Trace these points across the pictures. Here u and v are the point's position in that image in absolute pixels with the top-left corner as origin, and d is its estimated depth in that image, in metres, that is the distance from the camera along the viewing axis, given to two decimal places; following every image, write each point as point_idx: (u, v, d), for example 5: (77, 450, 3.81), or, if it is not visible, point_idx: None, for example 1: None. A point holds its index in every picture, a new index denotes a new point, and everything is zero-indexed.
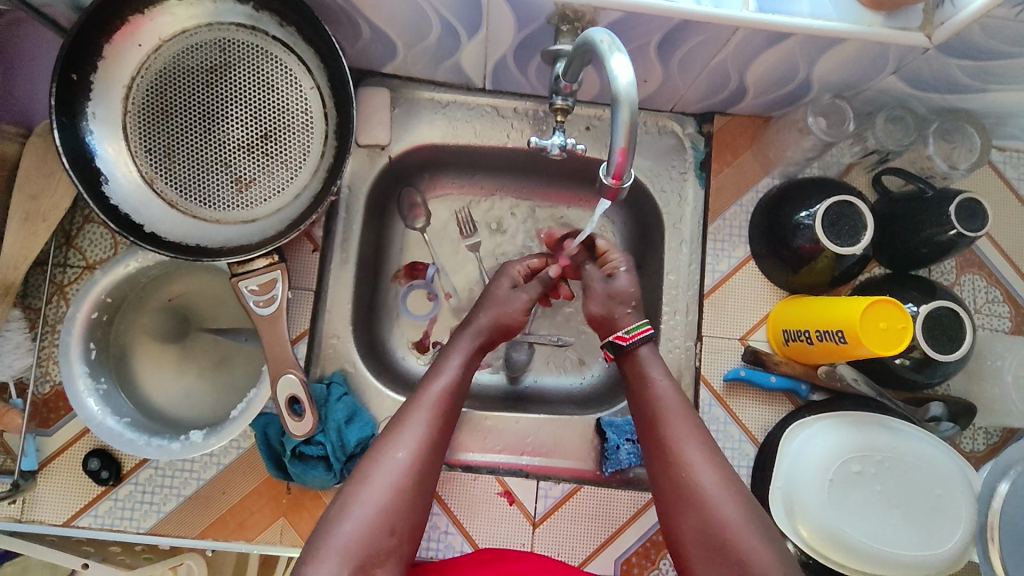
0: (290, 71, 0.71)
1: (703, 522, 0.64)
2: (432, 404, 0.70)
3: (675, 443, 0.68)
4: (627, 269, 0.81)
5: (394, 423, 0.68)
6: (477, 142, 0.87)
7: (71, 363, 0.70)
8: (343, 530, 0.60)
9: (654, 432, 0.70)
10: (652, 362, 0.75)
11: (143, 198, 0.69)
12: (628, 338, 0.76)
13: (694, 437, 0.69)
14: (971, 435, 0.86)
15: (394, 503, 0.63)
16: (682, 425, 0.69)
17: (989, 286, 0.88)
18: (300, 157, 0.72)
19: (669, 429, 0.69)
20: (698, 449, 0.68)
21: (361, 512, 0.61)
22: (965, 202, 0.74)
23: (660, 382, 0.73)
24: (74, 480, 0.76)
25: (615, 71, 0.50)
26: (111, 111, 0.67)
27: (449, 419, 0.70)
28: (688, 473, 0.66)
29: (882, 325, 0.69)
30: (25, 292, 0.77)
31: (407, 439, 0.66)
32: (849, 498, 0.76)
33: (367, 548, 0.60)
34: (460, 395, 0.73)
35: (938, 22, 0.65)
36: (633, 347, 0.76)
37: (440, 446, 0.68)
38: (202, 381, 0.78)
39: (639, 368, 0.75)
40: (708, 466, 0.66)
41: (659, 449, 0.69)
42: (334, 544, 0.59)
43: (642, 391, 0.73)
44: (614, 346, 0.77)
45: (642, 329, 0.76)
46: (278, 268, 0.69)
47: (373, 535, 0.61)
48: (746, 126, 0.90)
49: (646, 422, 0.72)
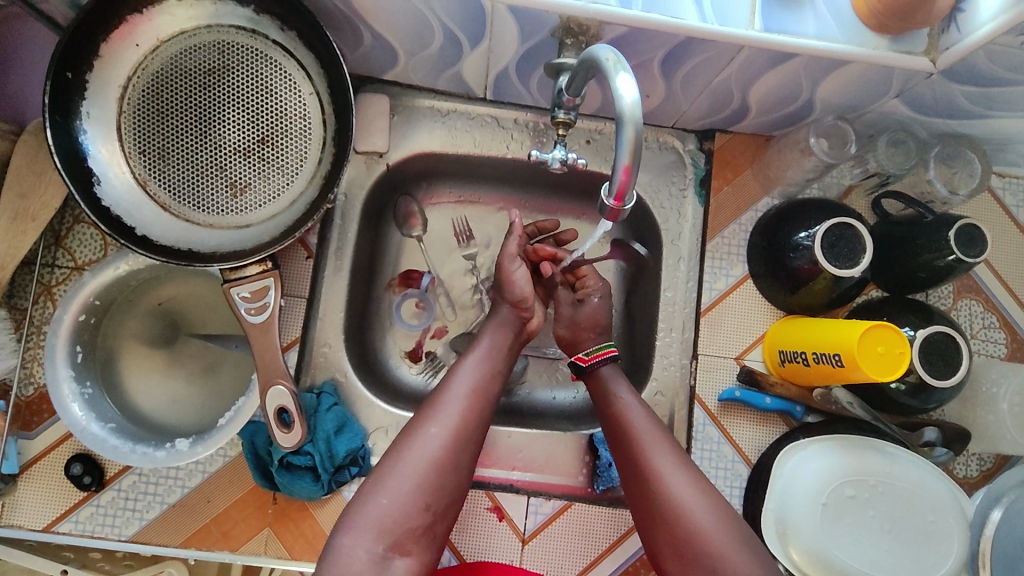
0: (290, 76, 0.70)
1: (678, 533, 0.63)
2: (468, 383, 0.70)
3: (648, 456, 0.67)
4: (599, 295, 0.83)
5: (427, 405, 0.68)
6: (477, 152, 0.86)
7: (56, 366, 0.68)
8: (378, 504, 0.60)
9: (625, 447, 0.70)
10: (615, 383, 0.75)
11: (134, 200, 0.68)
12: (588, 360, 0.77)
13: (668, 451, 0.68)
14: (964, 461, 0.85)
15: (431, 478, 0.63)
16: (654, 439, 0.69)
17: (986, 312, 0.87)
18: (296, 163, 0.71)
19: (640, 443, 0.69)
20: (671, 462, 0.67)
21: (398, 487, 0.61)
22: (964, 227, 0.74)
23: (626, 400, 0.73)
24: (55, 486, 0.75)
25: (620, 91, 0.49)
26: (106, 111, 0.66)
27: (488, 400, 0.70)
28: (660, 486, 0.65)
29: (880, 350, 0.69)
30: (11, 292, 0.76)
31: (443, 417, 0.66)
32: (840, 522, 0.75)
33: (402, 524, 0.60)
34: (496, 378, 0.72)
35: (943, 47, 0.65)
36: (593, 368, 0.76)
37: (479, 428, 0.68)
38: (190, 388, 0.77)
39: (604, 389, 0.75)
40: (682, 477, 0.66)
41: (631, 463, 0.69)
42: (370, 517, 0.60)
43: (609, 408, 0.73)
44: (577, 367, 0.78)
45: (604, 350, 0.77)
46: (271, 275, 0.68)
47: (408, 509, 0.61)
48: (747, 145, 0.89)
49: (615, 438, 0.71)
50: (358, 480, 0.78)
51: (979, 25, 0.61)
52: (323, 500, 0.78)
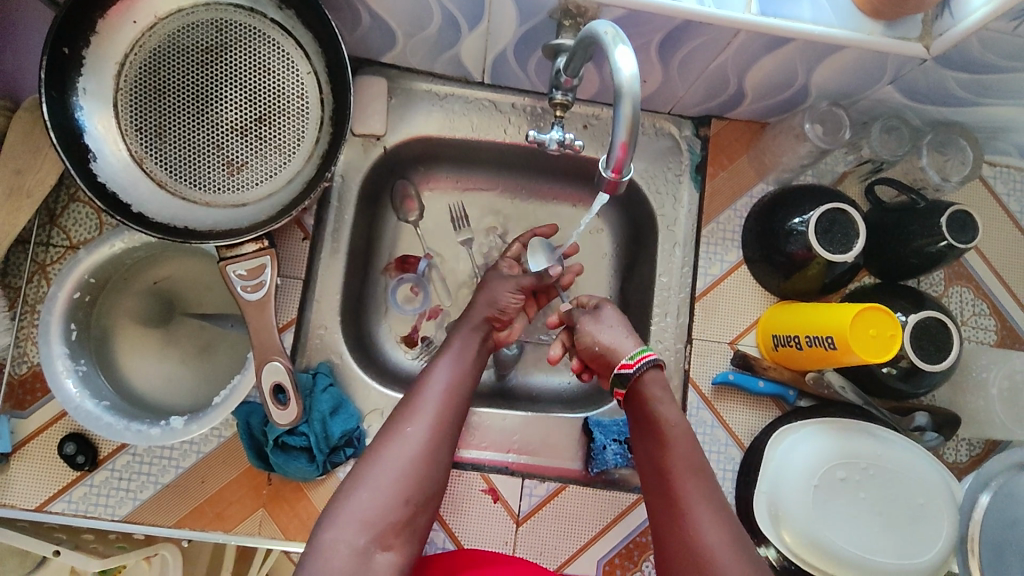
0: (288, 55, 0.70)
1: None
2: (444, 382, 0.70)
3: (674, 467, 0.64)
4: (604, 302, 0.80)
5: (402, 407, 0.68)
6: (474, 136, 0.86)
7: (50, 343, 0.68)
8: (359, 499, 0.60)
9: (665, 488, 0.64)
10: (661, 389, 0.69)
11: (131, 177, 0.67)
12: (633, 365, 0.69)
13: (705, 494, 0.62)
14: (954, 446, 0.86)
15: (410, 476, 0.62)
16: (694, 483, 0.63)
17: (976, 299, 0.88)
18: (293, 142, 0.71)
19: (675, 477, 0.64)
20: (696, 478, 0.63)
21: (379, 481, 0.61)
22: (956, 214, 0.75)
23: (672, 419, 0.66)
24: (48, 464, 0.74)
25: (619, 63, 0.50)
26: (103, 86, 0.66)
27: (461, 401, 0.69)
28: (697, 536, 0.60)
29: (873, 332, 0.69)
30: (6, 270, 0.76)
31: (421, 415, 0.66)
32: (832, 503, 0.76)
33: (384, 517, 0.59)
34: (471, 378, 0.72)
35: (937, 33, 0.66)
36: (639, 372, 0.69)
37: (454, 432, 0.67)
38: (185, 368, 0.77)
39: (642, 394, 0.69)
40: (715, 524, 0.60)
41: (667, 496, 0.63)
42: (353, 512, 0.59)
43: (647, 418, 0.68)
44: (620, 378, 0.70)
45: (646, 352, 0.70)
46: (267, 253, 0.68)
47: (389, 502, 0.60)
48: (742, 131, 0.90)
49: (654, 469, 0.66)
50: (352, 462, 0.78)
51: (973, 10, 0.62)
52: (317, 481, 0.78)
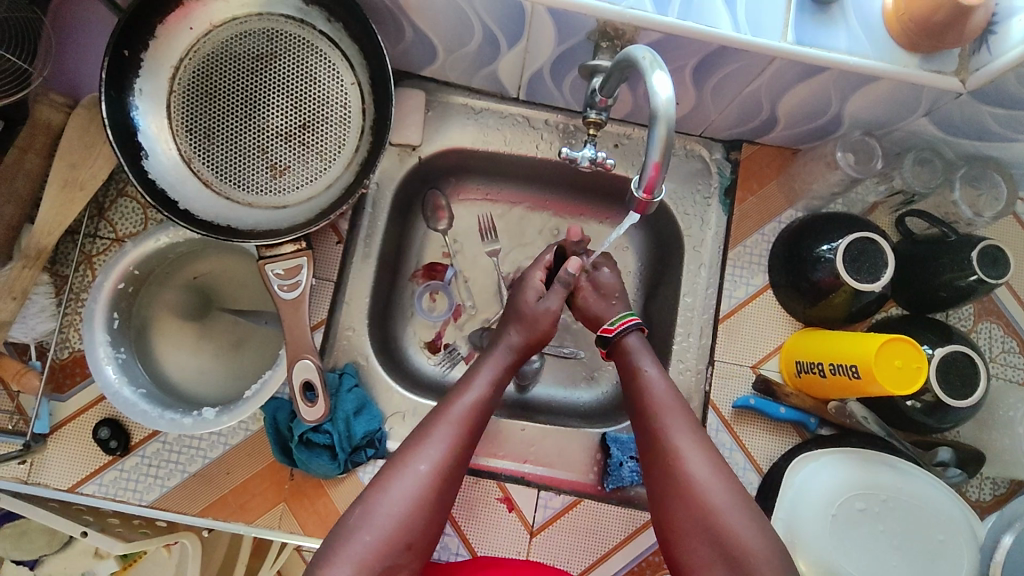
0: (334, 65, 0.72)
1: (707, 529, 0.62)
2: (458, 418, 0.69)
3: (667, 432, 0.67)
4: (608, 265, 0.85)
5: (417, 436, 0.67)
6: (506, 150, 0.88)
7: (94, 330, 0.71)
8: (360, 541, 0.60)
9: (657, 448, 0.67)
10: (639, 354, 0.74)
11: (179, 175, 0.71)
12: (613, 330, 0.77)
13: (696, 443, 0.66)
14: (978, 484, 0.85)
15: (410, 519, 0.62)
16: (685, 435, 0.67)
17: (1005, 336, 0.87)
18: (335, 148, 0.73)
19: (669, 439, 0.67)
20: (692, 441, 0.66)
21: (380, 527, 0.61)
22: (988, 249, 0.74)
23: (658, 387, 0.71)
24: (80, 448, 0.77)
25: (655, 88, 0.51)
26: (158, 88, 0.70)
27: (479, 406, 0.70)
28: (694, 484, 0.64)
29: (897, 363, 0.69)
30: (54, 259, 0.79)
31: (430, 453, 0.65)
32: (850, 534, 0.76)
33: (382, 562, 0.60)
34: (486, 413, 0.71)
35: (974, 68, 0.66)
36: (619, 337, 0.76)
37: (469, 448, 0.68)
38: (218, 361, 0.79)
39: (631, 365, 0.74)
40: (706, 463, 0.65)
41: (662, 463, 0.66)
42: (350, 556, 0.59)
43: (637, 390, 0.72)
44: (603, 340, 0.78)
45: (628, 317, 0.77)
46: (304, 254, 0.71)
47: (390, 548, 0.60)
48: (774, 156, 0.91)
49: (643, 426, 0.70)
50: (372, 463, 0.80)
51: (1011, 47, 0.62)
52: (338, 479, 0.79)
